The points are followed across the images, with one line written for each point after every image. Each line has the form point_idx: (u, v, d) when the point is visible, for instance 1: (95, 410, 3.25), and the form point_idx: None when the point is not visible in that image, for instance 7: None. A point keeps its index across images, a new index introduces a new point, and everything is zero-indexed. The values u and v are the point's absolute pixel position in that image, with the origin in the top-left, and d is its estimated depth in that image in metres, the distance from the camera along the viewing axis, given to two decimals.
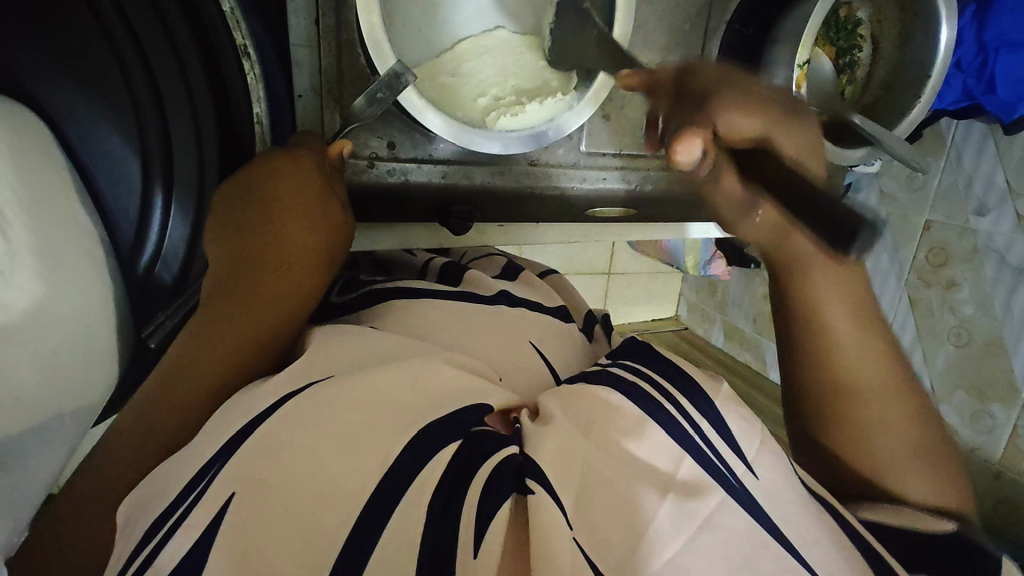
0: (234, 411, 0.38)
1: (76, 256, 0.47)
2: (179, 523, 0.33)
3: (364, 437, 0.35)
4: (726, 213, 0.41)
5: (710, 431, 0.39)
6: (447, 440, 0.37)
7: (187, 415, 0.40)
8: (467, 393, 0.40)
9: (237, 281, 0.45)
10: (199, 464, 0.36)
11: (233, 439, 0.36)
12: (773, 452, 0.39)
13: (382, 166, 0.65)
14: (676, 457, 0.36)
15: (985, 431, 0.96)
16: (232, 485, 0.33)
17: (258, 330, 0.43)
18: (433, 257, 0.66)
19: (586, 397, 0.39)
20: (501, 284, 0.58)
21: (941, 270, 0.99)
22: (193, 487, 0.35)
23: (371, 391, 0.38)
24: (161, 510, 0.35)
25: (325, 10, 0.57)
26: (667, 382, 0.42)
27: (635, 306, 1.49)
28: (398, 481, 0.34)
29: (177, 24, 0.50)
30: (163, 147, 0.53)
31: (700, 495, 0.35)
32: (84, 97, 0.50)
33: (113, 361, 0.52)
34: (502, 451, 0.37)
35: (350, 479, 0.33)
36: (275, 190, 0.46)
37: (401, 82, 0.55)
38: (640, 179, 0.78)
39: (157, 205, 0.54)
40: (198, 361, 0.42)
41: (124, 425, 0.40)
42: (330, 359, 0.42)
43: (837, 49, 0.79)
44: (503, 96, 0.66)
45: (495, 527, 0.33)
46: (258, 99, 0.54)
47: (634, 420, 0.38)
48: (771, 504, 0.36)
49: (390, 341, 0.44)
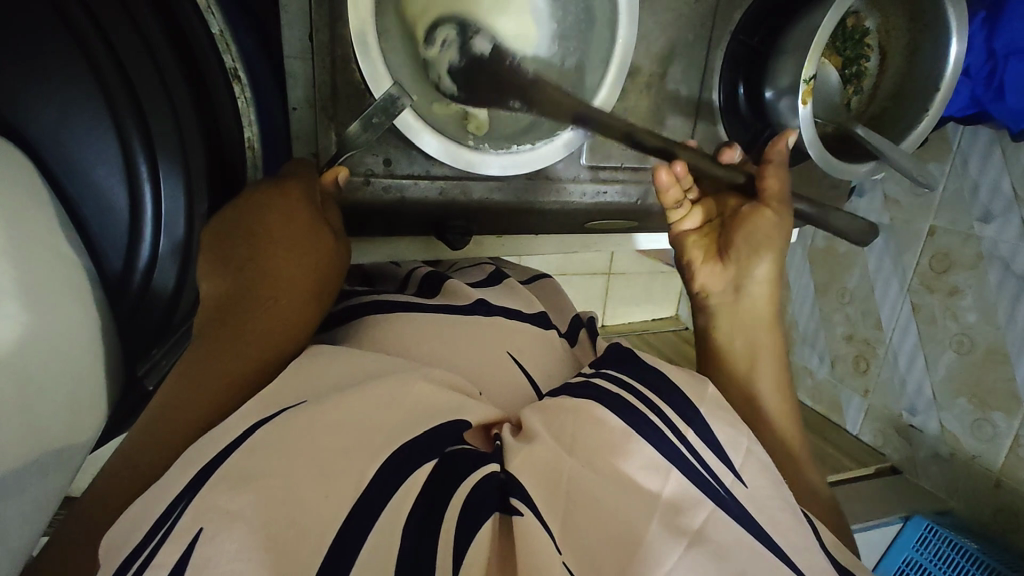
0: (213, 437, 0.38)
1: (58, 281, 0.46)
2: (147, 564, 0.31)
3: (339, 464, 0.35)
4: (776, 186, 0.60)
5: (696, 442, 0.40)
6: (418, 463, 0.37)
7: (163, 450, 0.39)
8: (448, 410, 0.41)
9: (224, 315, 0.44)
10: (164, 503, 0.34)
11: (206, 469, 0.35)
12: (758, 459, 0.41)
13: (378, 183, 0.63)
14: (663, 471, 0.37)
15: (985, 439, 0.94)
16: (198, 521, 0.32)
17: (242, 365, 0.43)
18: (416, 267, 0.65)
19: (569, 411, 0.40)
20: (479, 292, 0.57)
21: (944, 277, 0.97)
22: (162, 524, 0.33)
23: (347, 411, 0.38)
24: (125, 556, 0.33)
25: (319, 25, 0.55)
26: (653, 395, 0.42)
27: (635, 306, 1.48)
28: (370, 511, 0.34)
29: (152, 30, 0.49)
30: (148, 159, 0.52)
31: (690, 509, 0.36)
32: (63, 114, 0.49)
33: (104, 398, 0.51)
34: (479, 471, 0.37)
35: (322, 507, 0.33)
36: (266, 229, 0.46)
37: (396, 106, 0.54)
38: (641, 192, 0.76)
39: (145, 230, 0.53)
40: (185, 399, 0.41)
41: (110, 464, 0.39)
42: (308, 382, 0.41)
43: (844, 59, 0.75)
44: (445, 27, 0.62)
45: (477, 541, 0.34)
46: (250, 122, 0.54)
47: (619, 434, 0.39)
48: (759, 510, 0.38)
49: (371, 361, 0.43)
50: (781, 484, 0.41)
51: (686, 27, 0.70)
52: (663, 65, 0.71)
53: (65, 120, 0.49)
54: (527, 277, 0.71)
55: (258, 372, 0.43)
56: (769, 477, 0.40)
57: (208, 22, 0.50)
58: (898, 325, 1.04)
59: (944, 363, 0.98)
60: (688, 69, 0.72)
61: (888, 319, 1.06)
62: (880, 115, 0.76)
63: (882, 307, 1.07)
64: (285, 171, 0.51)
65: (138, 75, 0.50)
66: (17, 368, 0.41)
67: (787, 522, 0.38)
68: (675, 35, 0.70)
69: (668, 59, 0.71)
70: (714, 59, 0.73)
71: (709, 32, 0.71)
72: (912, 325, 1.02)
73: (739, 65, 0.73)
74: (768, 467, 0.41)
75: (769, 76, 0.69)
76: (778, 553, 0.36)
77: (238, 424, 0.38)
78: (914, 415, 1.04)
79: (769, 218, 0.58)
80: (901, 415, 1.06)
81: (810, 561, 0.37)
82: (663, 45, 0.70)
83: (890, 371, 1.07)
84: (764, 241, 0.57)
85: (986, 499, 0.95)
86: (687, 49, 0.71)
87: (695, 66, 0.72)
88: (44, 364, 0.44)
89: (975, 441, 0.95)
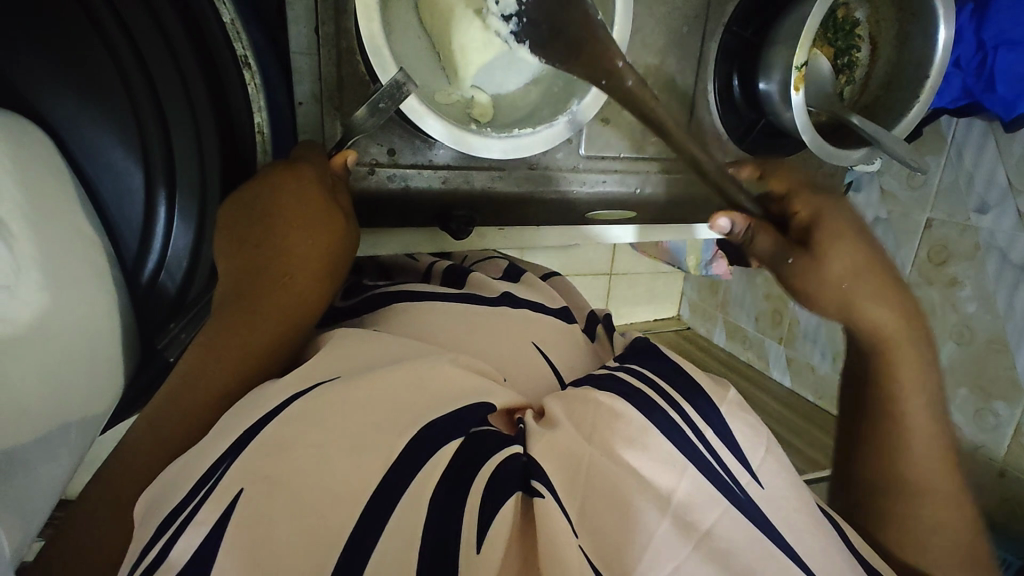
0: (247, 410, 0.39)
1: (82, 266, 0.48)
2: (190, 519, 0.34)
3: (370, 436, 0.36)
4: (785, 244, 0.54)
5: (715, 440, 0.40)
6: (447, 438, 0.38)
7: (193, 423, 0.42)
8: (475, 392, 0.41)
9: (240, 295, 0.46)
10: (206, 463, 0.37)
11: (241, 438, 0.37)
12: (778, 459, 0.40)
13: (383, 172, 0.64)
14: (678, 467, 0.37)
15: (988, 429, 0.94)
16: (239, 482, 0.34)
17: (260, 342, 0.45)
18: (435, 261, 0.67)
19: (592, 403, 0.40)
20: (503, 284, 0.59)
21: (944, 268, 0.97)
22: (202, 485, 0.35)
23: (373, 389, 0.39)
24: (171, 507, 0.35)
25: (325, 19, 0.57)
26: (670, 389, 0.42)
27: (638, 307, 1.49)
28: (397, 481, 0.35)
29: (164, 11, 0.51)
30: (164, 154, 0.54)
31: (702, 508, 0.35)
32: (86, 110, 0.52)
33: (122, 366, 0.54)
34: (505, 451, 0.38)
35: (354, 475, 0.34)
36: (283, 207, 0.47)
37: (401, 92, 0.55)
38: (640, 182, 0.78)
39: (159, 220, 0.56)
40: (210, 372, 0.43)
41: (140, 435, 0.42)
42: (336, 362, 0.42)
43: (836, 50, 0.77)
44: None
45: (499, 519, 0.34)
46: (259, 109, 0.54)
47: (636, 428, 0.38)
48: (776, 513, 0.37)
49: (394, 344, 0.45)
50: (799, 486, 0.40)
51: (680, 20, 0.72)
52: (658, 59, 0.73)
53: (82, 114, 0.52)
54: (542, 274, 0.73)
55: (277, 348, 0.45)
56: (789, 482, 0.39)
57: (219, 11, 0.50)
58: None
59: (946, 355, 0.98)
60: (683, 61, 0.74)
61: None
62: (874, 103, 0.78)
63: None
64: (294, 155, 0.52)
65: (152, 59, 0.52)
66: (38, 350, 0.43)
67: (808, 527, 0.37)
68: (669, 28, 0.72)
69: (662, 52, 0.73)
70: (708, 50, 0.74)
71: (703, 24, 0.73)
72: None
73: (732, 56, 0.75)
74: (789, 468, 0.40)
75: (765, 68, 0.71)
76: (791, 555, 0.35)
77: (272, 397, 0.39)
78: None
79: (846, 250, 0.52)
80: None
81: (826, 564, 0.36)
82: (657, 39, 0.72)
83: None
84: (858, 280, 0.51)
85: (990, 490, 0.95)
86: (681, 42, 0.73)
87: (690, 59, 0.74)
88: (65, 348, 0.46)
89: (978, 432, 0.95)
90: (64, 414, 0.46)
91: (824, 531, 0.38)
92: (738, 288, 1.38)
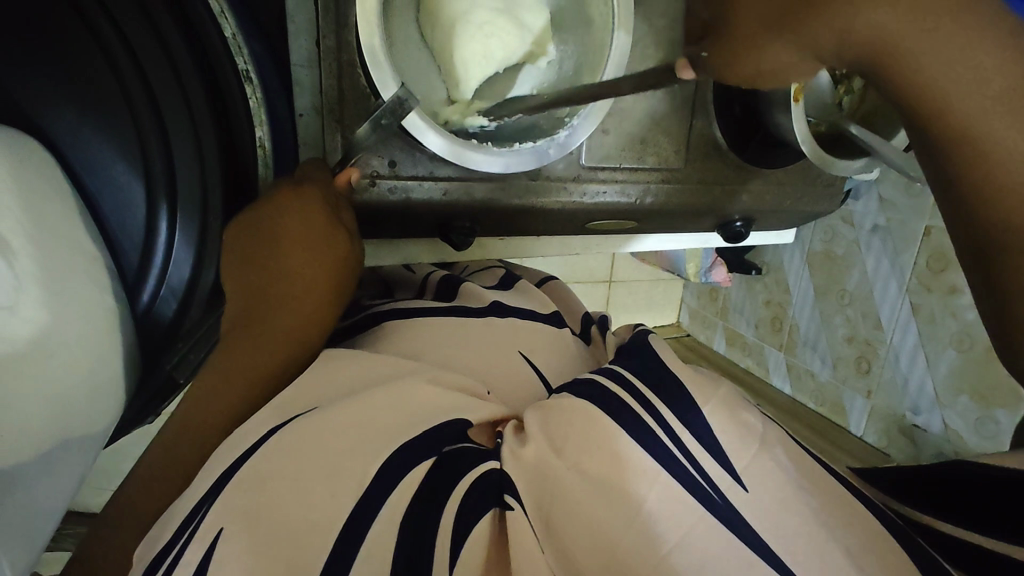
0: (226, 447, 0.40)
1: (81, 283, 0.48)
2: (177, 560, 0.34)
3: (344, 460, 0.36)
4: None
5: (693, 445, 0.36)
6: (419, 457, 0.37)
7: (193, 456, 0.41)
8: (451, 409, 0.41)
9: (250, 317, 0.46)
10: (192, 503, 0.37)
11: (222, 477, 0.37)
12: (772, 456, 0.36)
13: (384, 184, 0.63)
14: (649, 474, 0.34)
15: (990, 438, 0.91)
16: (219, 521, 0.34)
17: (271, 362, 0.45)
18: (431, 272, 0.68)
19: (564, 409, 0.38)
20: (494, 294, 0.59)
21: (943, 277, 0.95)
22: (185, 529, 0.35)
23: (355, 416, 0.39)
24: (159, 548, 0.36)
25: (325, 32, 0.57)
26: (644, 386, 0.39)
27: (637, 315, 1.48)
28: (369, 508, 0.34)
29: (172, 34, 0.51)
30: (166, 169, 0.54)
31: (674, 517, 0.33)
32: (88, 125, 0.52)
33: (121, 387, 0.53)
34: (478, 468, 0.38)
35: (327, 504, 0.34)
36: (286, 228, 0.47)
37: (405, 108, 0.55)
38: (641, 192, 0.76)
39: (160, 238, 0.55)
40: (209, 399, 0.43)
41: (150, 461, 0.42)
42: (317, 389, 0.42)
43: None
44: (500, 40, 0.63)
45: (473, 538, 0.34)
46: (262, 124, 0.58)
47: (607, 434, 0.36)
48: (760, 522, 0.34)
49: (380, 363, 0.44)
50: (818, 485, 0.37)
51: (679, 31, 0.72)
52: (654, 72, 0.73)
53: (83, 129, 0.51)
54: (538, 278, 0.73)
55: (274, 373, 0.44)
56: (783, 487, 0.35)
57: (221, 25, 0.53)
58: (898, 327, 1.04)
59: (945, 363, 0.97)
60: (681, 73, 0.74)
61: (889, 318, 1.05)
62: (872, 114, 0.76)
63: (882, 307, 1.06)
64: (300, 175, 0.52)
65: (154, 73, 0.51)
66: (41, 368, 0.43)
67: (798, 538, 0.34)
68: (670, 41, 0.72)
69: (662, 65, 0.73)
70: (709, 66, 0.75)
71: None
72: (910, 327, 1.01)
73: None
74: None
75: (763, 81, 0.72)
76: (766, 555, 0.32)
77: (254, 431, 0.40)
78: (917, 415, 1.02)
79: None
80: (903, 417, 1.05)
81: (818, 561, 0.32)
82: (656, 50, 0.72)
83: (891, 372, 1.06)
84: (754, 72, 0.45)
85: None
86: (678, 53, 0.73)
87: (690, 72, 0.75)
88: (67, 365, 0.46)
89: (981, 441, 0.92)
90: (62, 435, 0.46)
91: (817, 534, 0.34)
92: (738, 295, 1.39)
